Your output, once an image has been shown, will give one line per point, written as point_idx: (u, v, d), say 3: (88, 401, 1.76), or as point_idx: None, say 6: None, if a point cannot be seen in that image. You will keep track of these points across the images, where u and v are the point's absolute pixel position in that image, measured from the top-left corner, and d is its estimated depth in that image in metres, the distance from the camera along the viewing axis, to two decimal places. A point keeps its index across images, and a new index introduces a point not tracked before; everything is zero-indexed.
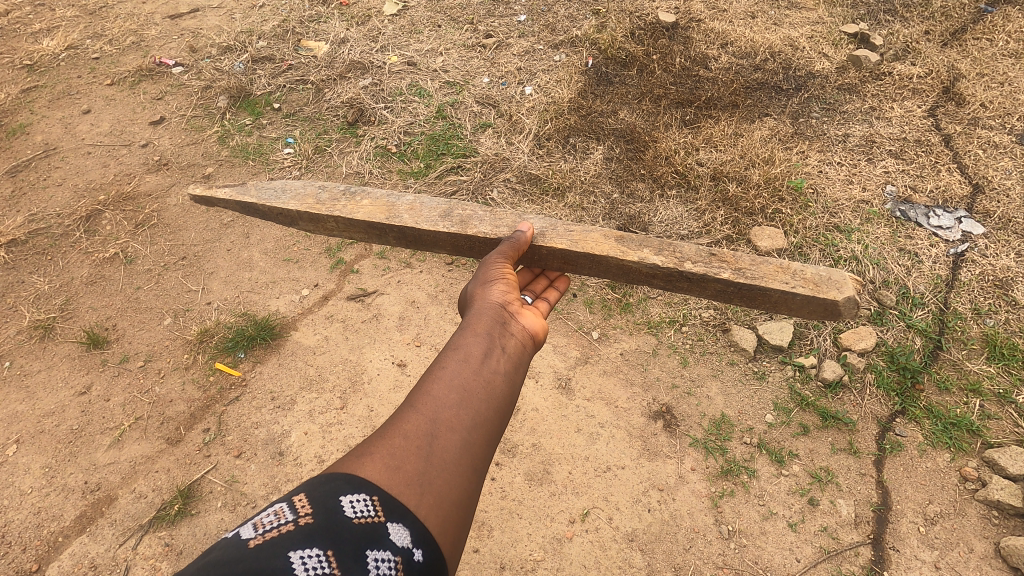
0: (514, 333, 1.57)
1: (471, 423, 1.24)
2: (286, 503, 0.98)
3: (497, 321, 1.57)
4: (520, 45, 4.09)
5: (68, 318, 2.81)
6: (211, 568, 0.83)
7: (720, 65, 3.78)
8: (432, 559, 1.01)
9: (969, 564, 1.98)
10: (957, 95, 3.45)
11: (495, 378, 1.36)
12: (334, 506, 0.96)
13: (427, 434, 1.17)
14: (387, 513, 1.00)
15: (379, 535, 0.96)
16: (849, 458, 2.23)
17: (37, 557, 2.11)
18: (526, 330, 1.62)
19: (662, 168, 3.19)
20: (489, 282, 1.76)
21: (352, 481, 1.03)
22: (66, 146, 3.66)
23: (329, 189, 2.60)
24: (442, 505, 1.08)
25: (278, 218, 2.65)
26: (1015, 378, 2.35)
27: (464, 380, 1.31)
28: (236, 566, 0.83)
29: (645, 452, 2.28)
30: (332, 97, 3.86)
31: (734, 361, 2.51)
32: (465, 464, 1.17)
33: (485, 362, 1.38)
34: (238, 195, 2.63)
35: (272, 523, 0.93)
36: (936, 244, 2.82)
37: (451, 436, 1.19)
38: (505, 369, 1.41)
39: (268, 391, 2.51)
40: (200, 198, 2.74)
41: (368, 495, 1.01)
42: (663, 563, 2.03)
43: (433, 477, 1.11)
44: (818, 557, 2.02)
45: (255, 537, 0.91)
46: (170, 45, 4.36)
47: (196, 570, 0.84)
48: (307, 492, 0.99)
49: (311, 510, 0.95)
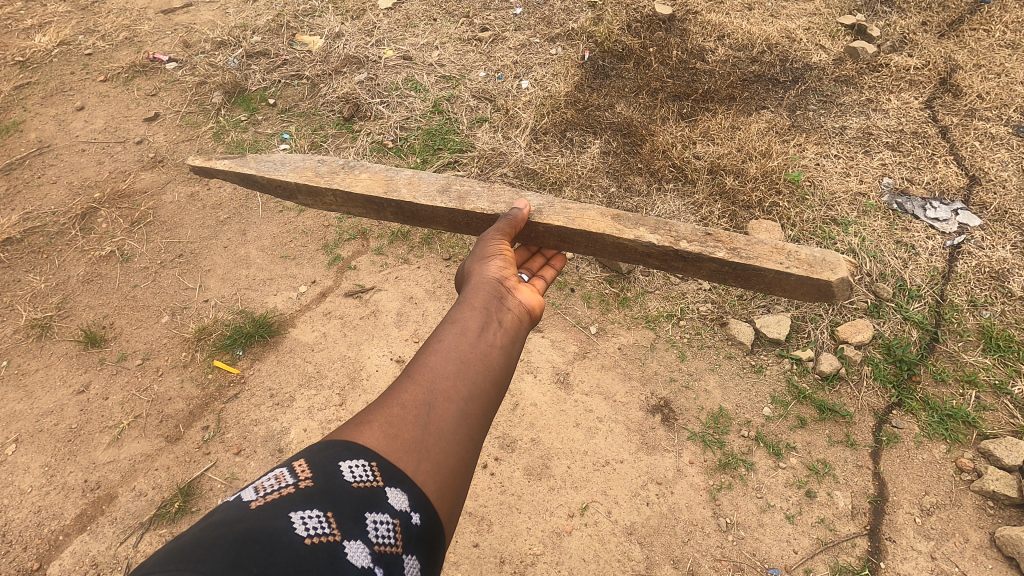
0: (510, 308, 1.58)
1: (469, 393, 1.25)
2: (287, 468, 0.99)
3: (494, 296, 1.58)
4: (517, 38, 4.07)
5: (65, 317, 2.80)
6: (213, 527, 0.85)
7: (717, 57, 3.77)
8: (430, 523, 1.02)
9: (964, 555, 2.00)
10: (954, 86, 3.45)
11: (492, 351, 1.37)
12: (334, 470, 0.98)
13: (425, 404, 1.17)
14: (386, 478, 1.01)
15: (378, 498, 0.97)
16: (846, 450, 2.24)
17: (39, 556, 2.11)
18: (522, 306, 1.63)
19: (659, 162, 3.18)
20: (486, 260, 1.77)
21: (350, 448, 1.04)
22: (61, 143, 3.64)
23: (328, 163, 2.61)
24: (440, 471, 1.09)
25: (276, 191, 2.65)
26: (1011, 369, 2.36)
27: (461, 352, 1.32)
28: (238, 526, 0.85)
29: (643, 446, 2.29)
30: (327, 92, 3.84)
31: (732, 355, 2.52)
32: (463, 432, 1.18)
33: (482, 335, 1.39)
34: (237, 166, 2.62)
35: (273, 486, 0.95)
36: (932, 236, 2.82)
37: (449, 406, 1.20)
38: (502, 342, 1.42)
39: (267, 388, 2.52)
40: (198, 169, 2.70)
41: (367, 460, 1.02)
42: (662, 556, 2.05)
43: (431, 444, 1.12)
44: (815, 549, 2.03)
45: (256, 499, 0.92)
46: (164, 40, 4.33)
47: (200, 528, 0.86)
48: (306, 458, 1.01)
49: (311, 474, 0.96)
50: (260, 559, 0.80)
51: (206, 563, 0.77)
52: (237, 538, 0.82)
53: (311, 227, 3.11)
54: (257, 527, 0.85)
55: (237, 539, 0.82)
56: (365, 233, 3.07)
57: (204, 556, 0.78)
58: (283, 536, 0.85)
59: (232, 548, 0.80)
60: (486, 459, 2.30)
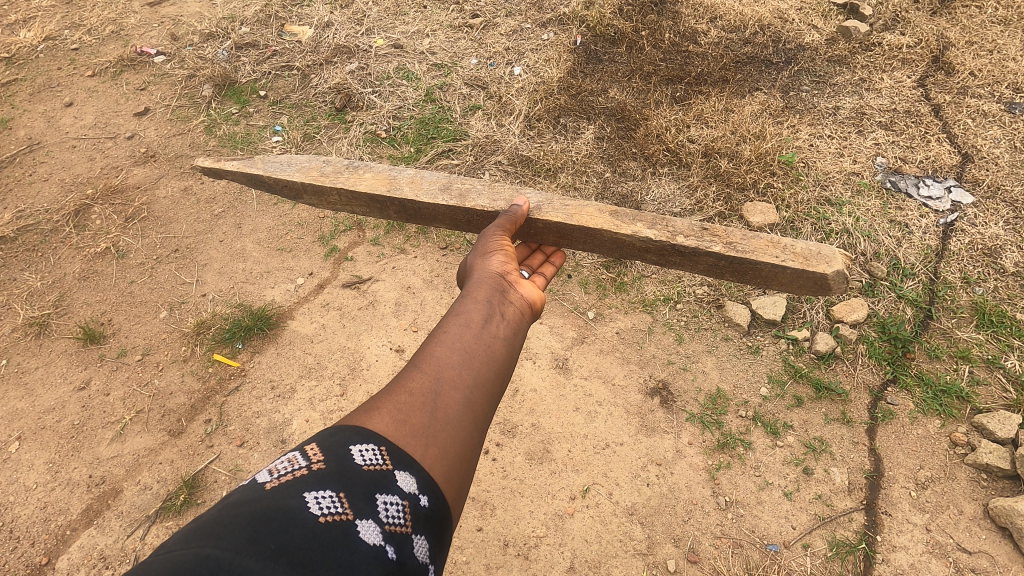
0: (513, 302, 1.60)
1: (473, 382, 1.27)
2: (299, 451, 1.01)
3: (497, 289, 1.60)
4: (508, 24, 4.04)
5: (63, 314, 2.79)
6: (231, 506, 0.87)
7: (710, 40, 3.75)
8: (437, 506, 1.03)
9: (958, 526, 2.04)
10: (946, 64, 3.45)
11: (496, 342, 1.39)
12: (345, 454, 0.99)
13: (432, 391, 1.19)
14: (395, 462, 1.03)
15: (387, 480, 0.99)
16: (842, 427, 2.28)
17: (47, 549, 2.13)
18: (524, 299, 1.65)
19: (653, 147, 3.19)
20: (489, 253, 1.79)
21: (361, 432, 1.06)
22: (50, 140, 3.60)
23: (333, 163, 2.61)
24: (447, 456, 1.11)
25: (283, 191, 2.64)
26: (1004, 344, 2.40)
27: (466, 344, 1.33)
28: (253, 506, 0.86)
29: (642, 428, 2.32)
30: (319, 83, 3.81)
31: (729, 337, 2.55)
32: (468, 419, 1.20)
33: (486, 327, 1.41)
34: (244, 166, 2.61)
35: (287, 469, 0.97)
36: (926, 214, 2.84)
37: (455, 394, 1.22)
38: (505, 334, 1.44)
39: (267, 380, 2.53)
40: (206, 170, 2.70)
41: (376, 445, 1.04)
42: (663, 535, 2.07)
43: (438, 430, 1.13)
44: (812, 524, 2.07)
45: (271, 481, 0.94)
46: (151, 34, 4.29)
47: (218, 508, 0.88)
48: (318, 442, 1.02)
49: (323, 457, 0.98)
50: (277, 535, 0.81)
51: (225, 538, 0.79)
52: (254, 515, 0.84)
53: (306, 219, 3.11)
54: (272, 506, 0.86)
55: (255, 516, 0.84)
56: (361, 224, 3.07)
57: (223, 532, 0.80)
58: (298, 514, 0.86)
59: (250, 525, 0.82)
60: (487, 445, 2.31)
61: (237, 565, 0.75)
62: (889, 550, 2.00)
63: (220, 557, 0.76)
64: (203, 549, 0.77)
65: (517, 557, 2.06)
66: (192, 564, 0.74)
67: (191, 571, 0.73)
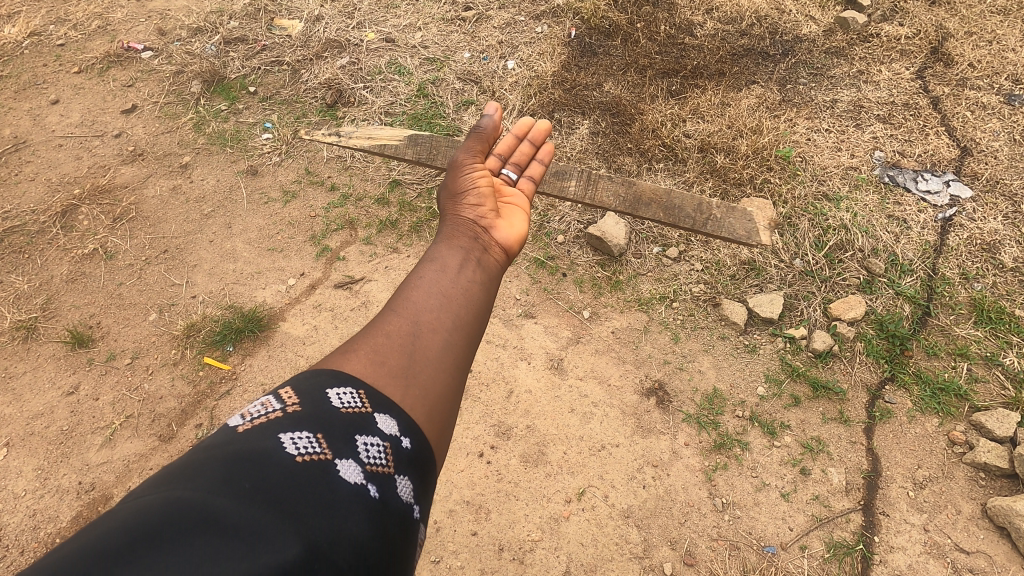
0: (492, 245, 1.53)
1: (453, 325, 1.22)
2: (273, 395, 0.97)
3: (473, 233, 1.52)
4: (501, 17, 3.98)
5: (50, 317, 2.75)
6: (203, 452, 0.84)
7: (706, 32, 3.70)
8: (421, 447, 1.00)
9: (956, 526, 2.03)
10: (945, 55, 3.41)
11: (473, 286, 1.34)
12: (321, 395, 0.95)
13: (409, 333, 1.15)
14: (373, 404, 0.99)
15: (366, 421, 0.95)
16: (839, 427, 2.26)
17: (37, 558, 2.10)
18: (502, 243, 1.55)
19: (649, 142, 3.14)
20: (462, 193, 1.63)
21: (337, 375, 1.01)
22: (37, 139, 3.54)
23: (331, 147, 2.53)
24: (429, 399, 1.07)
25: None
26: (1003, 341, 2.37)
27: (443, 288, 1.28)
28: (226, 448, 0.83)
29: (638, 429, 2.30)
30: (309, 78, 3.76)
31: (726, 336, 2.52)
32: (449, 361, 1.16)
33: (463, 272, 1.36)
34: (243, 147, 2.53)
35: (261, 412, 0.93)
36: (924, 209, 2.81)
37: (434, 336, 1.17)
38: (483, 279, 1.38)
39: (259, 383, 2.50)
40: None
41: (354, 388, 0.99)
42: (659, 538, 2.06)
43: (419, 371, 1.10)
44: (810, 525, 2.05)
45: (244, 424, 0.91)
46: (138, 28, 4.21)
47: (193, 453, 0.86)
48: (293, 385, 0.99)
49: (298, 400, 0.94)
50: (254, 475, 0.79)
51: (198, 480, 0.77)
52: (227, 458, 0.81)
53: (298, 218, 3.07)
54: (247, 446, 0.84)
55: (227, 459, 0.81)
56: (353, 223, 3.04)
57: (196, 475, 0.78)
58: (273, 454, 0.83)
59: (223, 467, 0.80)
60: (482, 448, 2.28)
61: (209, 505, 0.73)
62: (886, 550, 1.99)
63: (193, 498, 0.74)
64: (174, 492, 0.75)
65: (512, 561, 2.03)
66: (161, 507, 0.72)
67: (162, 513, 0.71)
